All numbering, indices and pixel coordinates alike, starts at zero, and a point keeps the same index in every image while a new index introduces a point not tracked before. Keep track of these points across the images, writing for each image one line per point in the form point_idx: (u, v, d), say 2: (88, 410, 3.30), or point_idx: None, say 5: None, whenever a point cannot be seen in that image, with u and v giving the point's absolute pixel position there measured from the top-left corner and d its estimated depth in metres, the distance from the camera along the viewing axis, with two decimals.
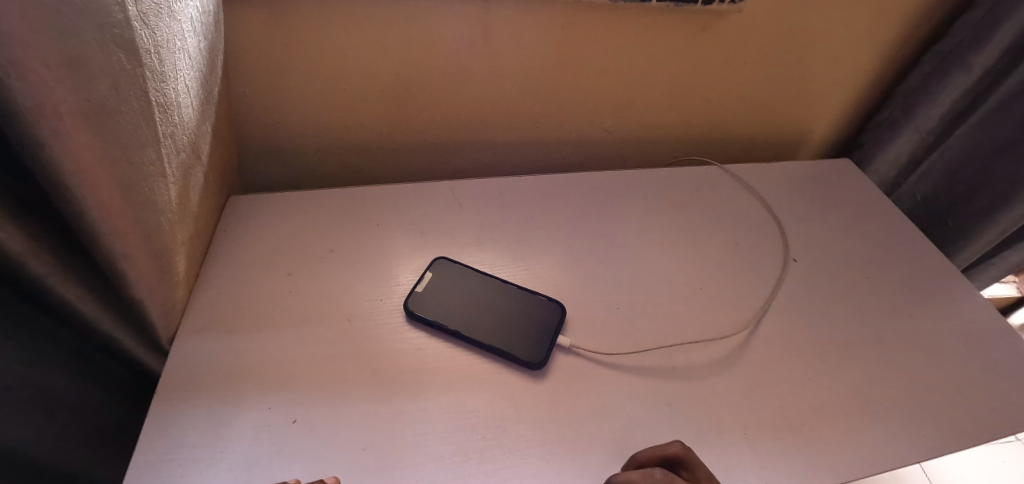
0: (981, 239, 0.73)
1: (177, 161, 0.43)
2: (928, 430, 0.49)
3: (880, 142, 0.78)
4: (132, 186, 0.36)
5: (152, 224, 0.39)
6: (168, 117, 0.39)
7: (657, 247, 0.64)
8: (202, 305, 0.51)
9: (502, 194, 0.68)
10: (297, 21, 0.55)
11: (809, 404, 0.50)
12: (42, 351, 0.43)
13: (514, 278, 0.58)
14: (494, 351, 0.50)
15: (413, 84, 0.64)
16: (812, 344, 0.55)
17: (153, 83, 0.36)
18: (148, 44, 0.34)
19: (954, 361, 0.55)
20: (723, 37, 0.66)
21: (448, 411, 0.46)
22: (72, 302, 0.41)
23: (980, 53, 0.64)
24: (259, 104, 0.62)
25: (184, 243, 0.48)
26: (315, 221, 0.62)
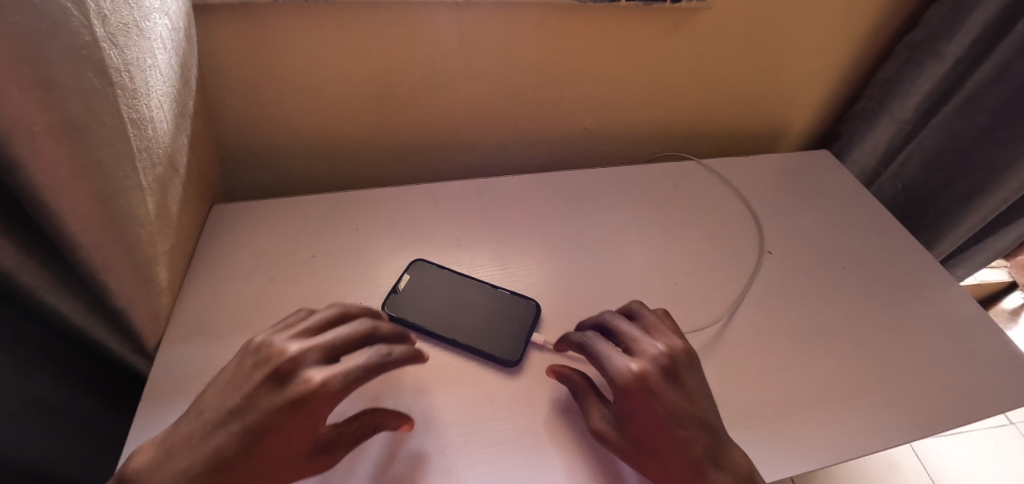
0: (963, 225, 0.77)
1: (154, 175, 0.42)
2: (911, 413, 0.48)
3: (858, 134, 0.81)
4: (110, 200, 0.37)
5: (132, 235, 0.41)
6: (144, 133, 0.39)
7: (639, 241, 0.60)
8: (187, 311, 0.51)
9: (482, 193, 0.64)
10: (271, 25, 0.55)
11: (796, 393, 0.48)
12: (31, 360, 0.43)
13: (493, 278, 0.55)
14: (470, 349, 0.47)
15: (392, 88, 0.63)
16: (801, 331, 0.53)
17: (126, 100, 0.36)
18: (118, 63, 0.35)
19: (936, 345, 0.54)
20: (698, 34, 0.67)
21: (425, 409, 0.44)
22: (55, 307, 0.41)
23: (951, 43, 0.67)
24: (241, 110, 0.61)
25: (167, 256, 0.47)
26: (291, 223, 0.59)
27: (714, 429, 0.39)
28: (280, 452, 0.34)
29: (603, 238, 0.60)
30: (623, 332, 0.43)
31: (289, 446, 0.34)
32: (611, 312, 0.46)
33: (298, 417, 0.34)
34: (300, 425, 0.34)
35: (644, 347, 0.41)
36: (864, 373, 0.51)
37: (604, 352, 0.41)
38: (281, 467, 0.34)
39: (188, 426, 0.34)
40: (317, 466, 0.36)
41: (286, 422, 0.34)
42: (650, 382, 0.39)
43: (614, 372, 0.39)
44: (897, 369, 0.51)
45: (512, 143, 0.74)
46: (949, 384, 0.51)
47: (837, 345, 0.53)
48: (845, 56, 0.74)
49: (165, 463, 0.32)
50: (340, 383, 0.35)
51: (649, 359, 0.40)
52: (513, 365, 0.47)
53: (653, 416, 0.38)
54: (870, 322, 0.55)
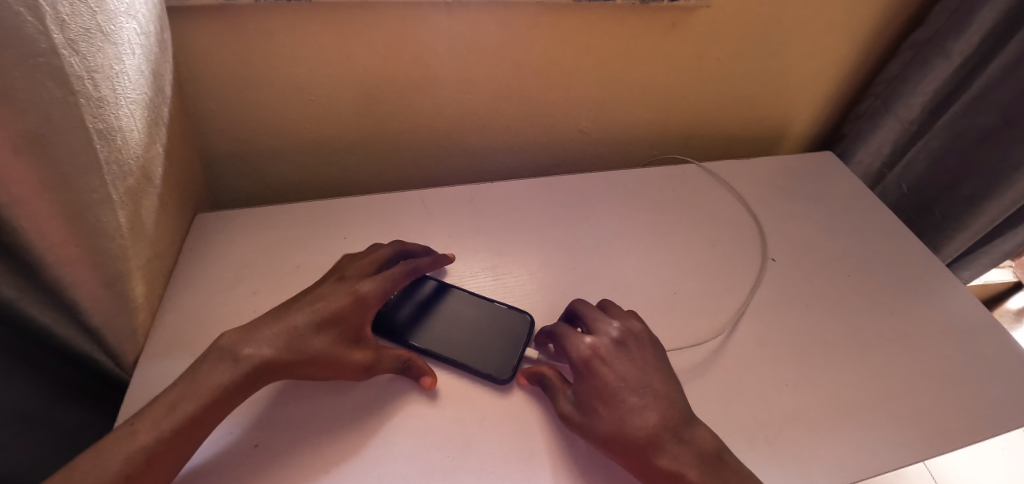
0: (970, 228, 0.75)
1: (125, 186, 0.40)
2: (922, 428, 0.46)
3: (862, 134, 0.79)
4: (76, 214, 0.35)
5: (103, 250, 0.39)
6: (112, 143, 0.37)
7: (636, 249, 0.58)
8: (167, 327, 0.49)
9: (474, 200, 0.62)
10: (253, 29, 0.53)
11: (802, 408, 0.46)
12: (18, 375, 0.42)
13: (484, 289, 0.53)
14: (459, 366, 0.45)
15: (380, 91, 0.61)
16: (805, 342, 0.52)
17: (90, 109, 0.34)
18: (80, 70, 0.33)
19: (947, 355, 0.52)
20: (696, 34, 0.65)
21: (411, 428, 0.42)
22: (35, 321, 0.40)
23: (959, 40, 0.64)
24: (224, 116, 0.59)
25: (142, 269, 0.46)
26: (276, 232, 0.58)
27: (667, 400, 0.41)
28: (340, 330, 0.43)
29: (599, 246, 0.58)
30: (584, 314, 0.47)
31: (346, 328, 0.43)
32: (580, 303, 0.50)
33: (355, 304, 0.44)
34: (356, 311, 0.44)
35: (600, 325, 0.45)
36: (869, 385, 0.49)
37: (564, 330, 0.45)
38: (339, 349, 0.42)
39: (267, 317, 0.43)
40: (363, 356, 0.43)
41: (348, 307, 0.44)
42: (602, 353, 0.43)
43: (570, 344, 0.43)
44: (902, 381, 0.49)
45: (505, 147, 0.72)
46: (958, 397, 0.49)
47: (841, 356, 0.51)
48: (848, 55, 0.72)
49: (250, 335, 0.41)
50: (386, 282, 0.47)
51: (603, 335, 0.44)
52: (503, 383, 0.45)
53: (603, 383, 0.41)
54: (876, 332, 0.53)
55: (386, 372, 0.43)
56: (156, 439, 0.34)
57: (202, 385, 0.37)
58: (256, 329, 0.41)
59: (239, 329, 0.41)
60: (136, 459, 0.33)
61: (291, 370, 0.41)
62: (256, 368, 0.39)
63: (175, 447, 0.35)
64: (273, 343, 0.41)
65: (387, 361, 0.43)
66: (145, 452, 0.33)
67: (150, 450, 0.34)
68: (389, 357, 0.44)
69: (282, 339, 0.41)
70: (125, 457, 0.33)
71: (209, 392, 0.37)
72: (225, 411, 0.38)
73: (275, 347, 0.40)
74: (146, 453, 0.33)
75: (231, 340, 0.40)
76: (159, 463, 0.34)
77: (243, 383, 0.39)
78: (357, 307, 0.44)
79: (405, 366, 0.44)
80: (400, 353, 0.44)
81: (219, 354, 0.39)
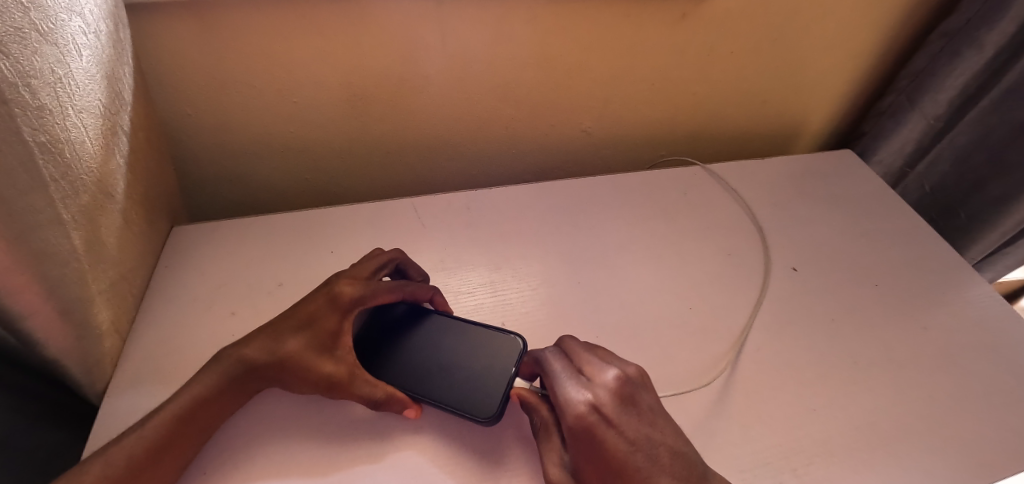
0: (998, 229, 0.70)
1: (78, 204, 0.36)
2: (960, 457, 0.42)
3: (884, 131, 0.74)
4: (21, 238, 0.31)
5: (56, 276, 0.35)
6: (59, 157, 0.33)
7: (644, 261, 0.54)
8: (137, 353, 0.44)
9: (469, 209, 0.58)
10: (229, 25, 0.49)
11: (827, 436, 0.42)
12: None
13: (482, 308, 0.48)
14: (435, 404, 0.39)
15: (367, 91, 0.57)
16: (830, 360, 0.47)
17: (27, 120, 0.30)
18: (11, 76, 0.28)
19: (984, 373, 0.48)
20: (706, 24, 0.60)
21: (404, 466, 0.38)
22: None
23: (993, 30, 0.60)
24: (201, 119, 0.55)
25: (107, 292, 0.41)
26: (257, 247, 0.54)
27: (686, 462, 0.36)
28: (315, 333, 0.41)
29: (605, 258, 0.54)
30: (577, 356, 0.40)
31: (323, 334, 0.41)
32: (573, 337, 0.43)
33: (329, 304, 0.42)
34: (332, 315, 0.42)
35: (598, 374, 0.39)
36: (901, 407, 0.45)
37: (561, 382, 0.38)
38: (312, 356, 0.40)
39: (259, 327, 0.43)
40: (335, 368, 0.39)
41: (323, 310, 0.42)
42: (606, 412, 0.37)
43: (566, 400, 0.37)
44: (936, 403, 0.45)
45: (502, 150, 0.67)
46: (999, 420, 0.44)
47: (871, 376, 0.47)
48: (868, 46, 0.68)
49: (240, 340, 0.41)
50: (367, 286, 0.44)
51: (602, 388, 0.38)
52: (489, 423, 0.38)
53: (606, 451, 0.35)
54: (905, 348, 0.49)
55: (359, 393, 0.39)
56: (137, 440, 0.35)
57: (183, 389, 0.38)
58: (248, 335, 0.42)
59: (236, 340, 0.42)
60: (111, 463, 0.33)
61: (270, 374, 0.40)
62: (232, 370, 0.39)
63: (156, 452, 0.35)
64: (254, 346, 0.40)
65: (358, 387, 0.39)
66: (126, 456, 0.34)
67: (126, 455, 0.34)
68: (363, 379, 0.39)
69: (263, 342, 0.41)
70: (102, 459, 0.33)
71: (190, 395, 0.38)
72: (209, 416, 0.38)
73: (256, 348, 0.40)
74: (123, 458, 0.34)
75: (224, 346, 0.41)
76: (140, 468, 0.34)
77: (224, 384, 0.39)
78: (333, 310, 0.42)
79: (381, 402, 0.39)
80: (375, 391, 0.39)
81: (211, 358, 0.40)
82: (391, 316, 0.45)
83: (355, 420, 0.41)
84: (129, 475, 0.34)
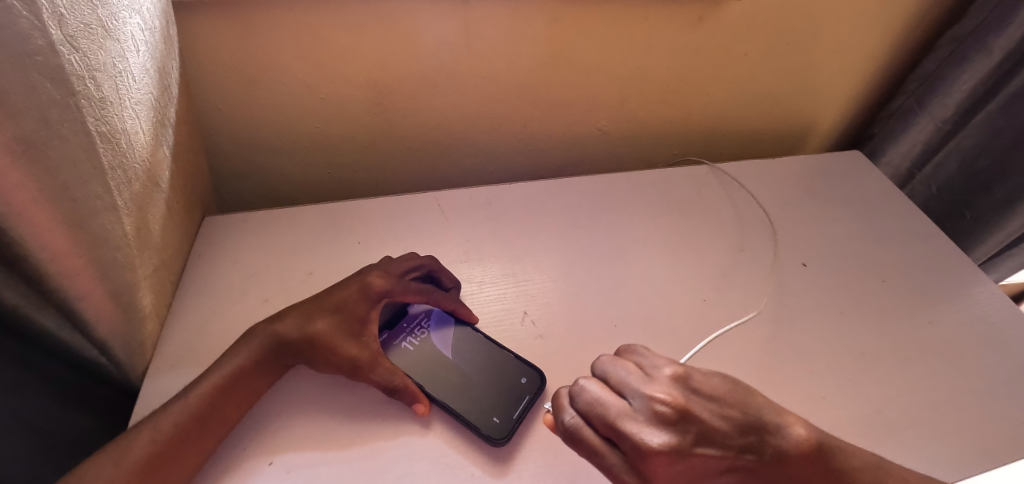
0: (1003, 230, 0.72)
1: (131, 193, 0.38)
2: (961, 447, 0.43)
3: (893, 133, 0.76)
4: (79, 224, 0.33)
5: (108, 260, 0.37)
6: (116, 147, 0.35)
7: (659, 256, 0.56)
8: (176, 336, 0.47)
9: (490, 204, 0.59)
10: (263, 22, 0.51)
11: (833, 425, 0.44)
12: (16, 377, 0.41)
13: (505, 298, 0.51)
14: (446, 409, 0.41)
15: (392, 89, 0.59)
16: (839, 353, 0.49)
17: (91, 111, 0.32)
18: (78, 69, 0.30)
19: (987, 367, 0.49)
20: (722, 27, 0.62)
21: (434, 447, 0.40)
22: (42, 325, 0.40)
23: (1001, 35, 0.62)
24: (233, 114, 0.57)
25: (150, 277, 0.43)
26: (286, 237, 0.56)
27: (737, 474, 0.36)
28: (345, 317, 0.43)
29: (622, 251, 0.56)
30: (597, 415, 0.37)
31: (351, 320, 0.43)
32: (583, 387, 0.38)
33: (361, 293, 0.45)
34: (362, 303, 0.44)
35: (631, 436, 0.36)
36: (907, 398, 0.46)
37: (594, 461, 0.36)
38: (339, 339, 0.42)
39: (290, 307, 0.46)
40: (360, 352, 0.42)
41: (354, 297, 0.44)
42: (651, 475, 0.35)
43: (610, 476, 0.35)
44: (941, 395, 0.47)
45: (521, 148, 0.69)
46: (1004, 414, 0.46)
47: (881, 369, 0.48)
48: (878, 50, 0.70)
49: (274, 317, 0.44)
50: (397, 281, 0.46)
51: (637, 453, 0.35)
52: (497, 445, 0.40)
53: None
54: (912, 343, 0.51)
55: (376, 380, 0.41)
56: (181, 409, 0.37)
57: (221, 362, 0.40)
58: (281, 313, 0.44)
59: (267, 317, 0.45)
60: (160, 431, 0.36)
61: (299, 351, 0.42)
62: (267, 344, 0.42)
63: (197, 422, 0.37)
64: (287, 322, 0.43)
65: (378, 374, 0.41)
66: (172, 425, 0.36)
67: (171, 424, 0.36)
68: (385, 367, 0.41)
69: (296, 319, 0.43)
70: (150, 427, 0.36)
71: (228, 368, 0.40)
72: (248, 390, 0.40)
73: (290, 327, 0.43)
74: (169, 427, 0.36)
75: (259, 323, 0.44)
76: (184, 436, 0.36)
77: (259, 359, 0.41)
78: (363, 298, 0.44)
79: (397, 390, 0.40)
80: (393, 379, 0.41)
81: (248, 332, 0.43)
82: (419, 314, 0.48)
83: (384, 399, 0.43)
84: (175, 443, 0.36)
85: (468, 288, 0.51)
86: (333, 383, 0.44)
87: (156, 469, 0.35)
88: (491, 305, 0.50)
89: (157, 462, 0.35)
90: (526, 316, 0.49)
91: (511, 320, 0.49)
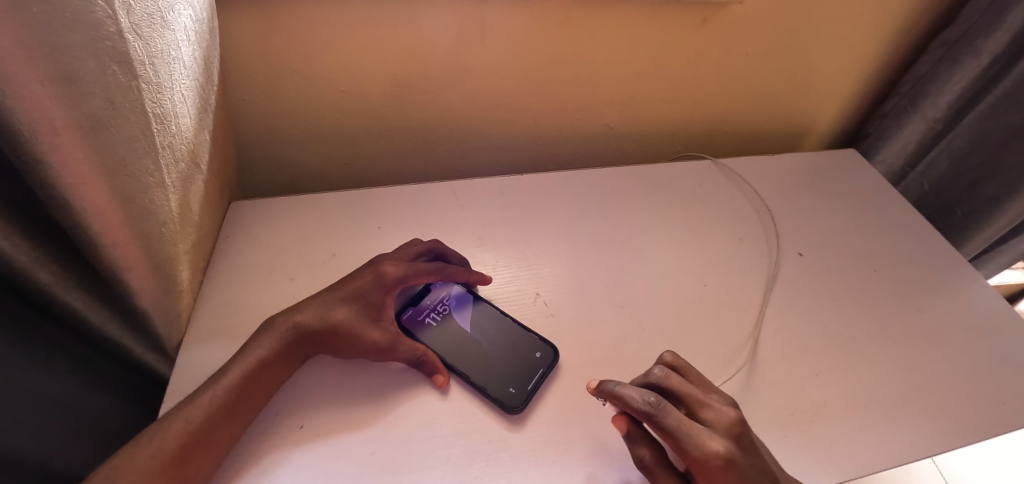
0: (991, 227, 0.77)
1: (176, 171, 0.41)
2: (941, 423, 0.47)
3: (887, 132, 0.80)
4: (134, 199, 0.36)
5: (154, 234, 0.40)
6: (166, 128, 0.38)
7: (662, 244, 0.59)
8: (207, 310, 0.50)
9: (502, 193, 0.62)
10: (291, 19, 0.53)
11: (821, 400, 0.47)
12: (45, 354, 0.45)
13: (517, 280, 0.54)
14: (467, 381, 0.44)
15: (411, 85, 0.62)
16: (829, 336, 0.52)
17: (149, 94, 0.35)
18: (141, 55, 0.33)
19: (970, 352, 0.52)
20: (725, 29, 0.65)
21: (453, 414, 0.43)
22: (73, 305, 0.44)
23: (989, 39, 0.65)
24: (259, 104, 0.60)
25: (187, 254, 0.47)
26: (309, 221, 0.58)
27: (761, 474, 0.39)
28: (363, 305, 0.45)
29: (627, 239, 0.59)
30: (682, 392, 0.40)
31: (368, 306, 0.45)
32: (659, 372, 0.41)
33: (376, 282, 0.46)
34: (378, 290, 0.46)
35: (714, 414, 0.39)
36: (894, 378, 0.49)
37: (681, 431, 0.37)
38: (360, 325, 0.44)
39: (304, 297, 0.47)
40: (381, 335, 0.44)
41: (369, 285, 0.46)
42: (732, 450, 0.37)
43: (700, 453, 0.36)
44: (925, 376, 0.50)
45: (530, 141, 0.72)
46: (984, 393, 0.49)
47: (870, 351, 0.51)
48: (872, 52, 0.73)
49: (290, 309, 0.45)
50: (410, 266, 0.48)
51: (721, 427, 0.38)
52: (513, 414, 0.43)
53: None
54: (901, 328, 0.54)
55: (400, 357, 0.44)
56: (209, 399, 0.38)
57: (244, 353, 0.41)
58: (296, 305, 0.45)
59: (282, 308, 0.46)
60: (191, 421, 0.37)
61: (320, 339, 0.43)
62: (289, 334, 0.43)
63: (226, 409, 0.38)
64: (306, 313, 0.44)
65: (402, 350, 0.44)
66: (204, 412, 0.38)
67: (202, 413, 0.37)
68: (407, 344, 0.44)
69: (314, 309, 0.44)
70: (182, 417, 0.37)
71: (252, 357, 0.41)
72: (271, 377, 0.41)
73: (308, 318, 0.44)
74: (199, 416, 0.37)
75: (275, 314, 0.45)
76: (215, 424, 0.38)
77: (281, 350, 0.42)
78: (379, 285, 0.46)
79: (419, 360, 0.44)
80: (416, 350, 0.44)
81: (265, 324, 0.44)
82: (439, 293, 0.51)
83: (405, 370, 0.45)
84: (207, 430, 0.37)
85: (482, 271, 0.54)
86: (351, 366, 0.45)
87: (190, 456, 0.36)
88: (506, 287, 0.53)
89: (191, 448, 0.36)
90: (538, 296, 0.52)
91: (524, 300, 0.52)
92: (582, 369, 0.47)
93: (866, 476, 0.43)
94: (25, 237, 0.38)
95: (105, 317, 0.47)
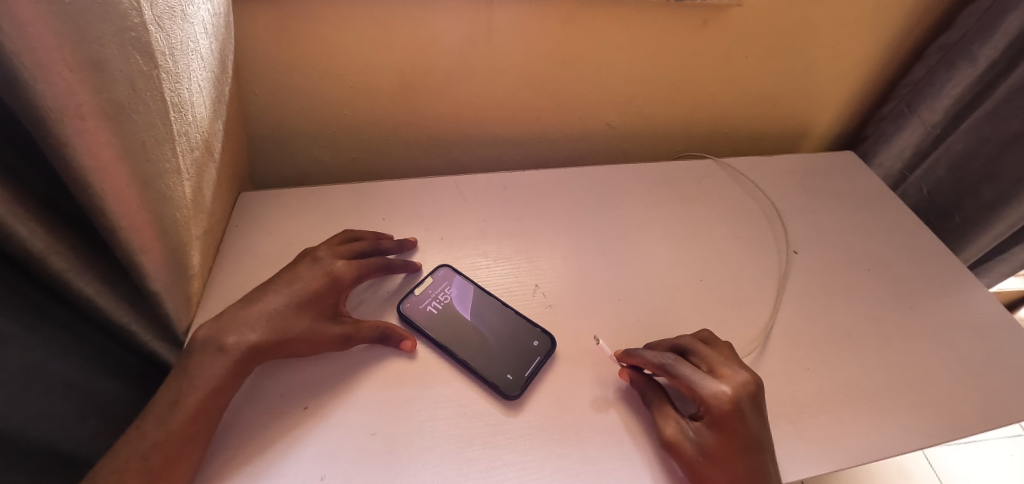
0: (989, 232, 0.78)
1: (191, 158, 0.43)
2: (930, 419, 0.48)
3: (885, 135, 0.81)
4: (150, 182, 0.38)
5: (169, 219, 0.41)
6: (183, 116, 0.40)
7: (661, 240, 0.60)
8: (216, 295, 0.51)
9: (505, 188, 0.64)
10: (299, 15, 0.55)
11: (812, 393, 0.48)
12: (54, 339, 0.47)
13: (517, 272, 0.55)
14: (458, 361, 0.46)
15: (415, 80, 0.63)
16: (823, 331, 0.53)
17: (167, 82, 0.37)
18: (163, 46, 0.35)
19: (962, 351, 0.53)
20: (724, 30, 0.66)
21: (453, 398, 0.44)
22: (84, 292, 0.45)
23: (986, 45, 0.67)
24: (267, 98, 0.62)
25: (199, 239, 0.48)
26: (316, 211, 0.60)
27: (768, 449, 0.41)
28: (319, 308, 0.45)
29: (626, 233, 0.60)
30: (704, 354, 0.45)
31: (323, 306, 0.46)
32: (684, 338, 0.47)
33: (330, 284, 0.47)
34: (332, 291, 0.47)
35: (729, 371, 0.43)
36: (885, 374, 0.50)
37: (691, 376, 0.42)
38: (319, 323, 0.45)
39: (242, 302, 0.44)
40: (343, 327, 0.45)
41: (323, 287, 0.46)
42: (742, 402, 0.41)
43: (710, 394, 0.41)
44: (916, 373, 0.51)
45: (534, 138, 0.74)
46: (973, 389, 0.50)
47: (862, 347, 0.52)
48: (871, 56, 0.74)
49: (230, 325, 0.42)
50: (360, 265, 0.49)
51: (734, 382, 0.42)
52: (512, 399, 0.44)
53: (742, 441, 0.39)
54: (895, 326, 0.55)
55: (364, 341, 0.46)
56: (166, 435, 0.37)
57: (197, 380, 0.39)
58: (236, 318, 0.43)
59: (216, 320, 0.43)
60: (148, 459, 0.35)
61: (277, 350, 0.43)
62: (247, 350, 0.41)
63: (196, 429, 0.38)
64: (257, 329, 0.42)
65: (366, 332, 0.46)
66: (195, 411, 0.38)
67: (160, 448, 0.36)
68: (368, 325, 0.46)
69: (267, 323, 0.43)
70: (140, 453, 0.36)
71: (212, 385, 0.39)
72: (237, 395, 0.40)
73: (258, 332, 0.42)
74: (167, 440, 0.36)
75: (211, 333, 0.42)
76: (180, 442, 0.37)
77: (235, 370, 0.41)
78: (333, 286, 0.47)
79: (384, 336, 0.46)
80: (377, 327, 0.46)
81: (204, 347, 0.41)
82: (434, 277, 0.53)
83: (366, 348, 0.47)
84: (167, 467, 0.36)
85: (483, 262, 0.56)
86: (305, 362, 0.45)
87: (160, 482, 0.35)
88: (506, 277, 0.54)
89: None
90: (538, 287, 0.54)
91: (524, 291, 0.53)
92: (580, 357, 0.48)
93: (852, 467, 0.44)
94: (41, 224, 0.39)
95: (116, 302, 0.48)
